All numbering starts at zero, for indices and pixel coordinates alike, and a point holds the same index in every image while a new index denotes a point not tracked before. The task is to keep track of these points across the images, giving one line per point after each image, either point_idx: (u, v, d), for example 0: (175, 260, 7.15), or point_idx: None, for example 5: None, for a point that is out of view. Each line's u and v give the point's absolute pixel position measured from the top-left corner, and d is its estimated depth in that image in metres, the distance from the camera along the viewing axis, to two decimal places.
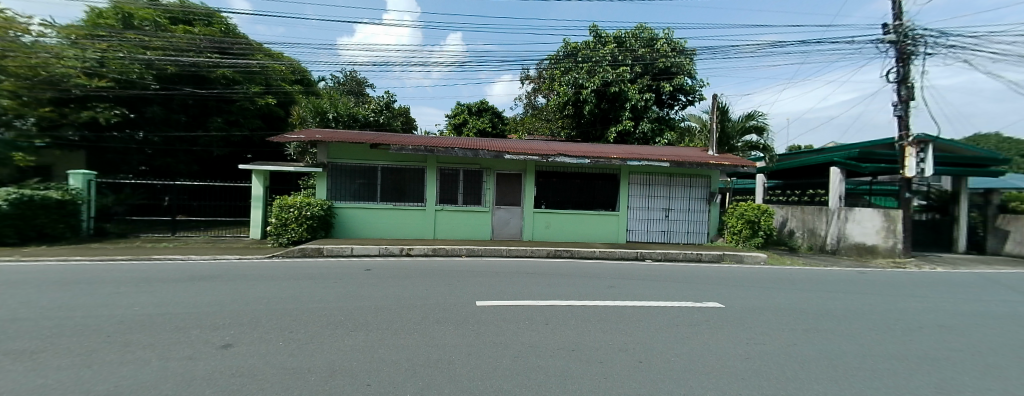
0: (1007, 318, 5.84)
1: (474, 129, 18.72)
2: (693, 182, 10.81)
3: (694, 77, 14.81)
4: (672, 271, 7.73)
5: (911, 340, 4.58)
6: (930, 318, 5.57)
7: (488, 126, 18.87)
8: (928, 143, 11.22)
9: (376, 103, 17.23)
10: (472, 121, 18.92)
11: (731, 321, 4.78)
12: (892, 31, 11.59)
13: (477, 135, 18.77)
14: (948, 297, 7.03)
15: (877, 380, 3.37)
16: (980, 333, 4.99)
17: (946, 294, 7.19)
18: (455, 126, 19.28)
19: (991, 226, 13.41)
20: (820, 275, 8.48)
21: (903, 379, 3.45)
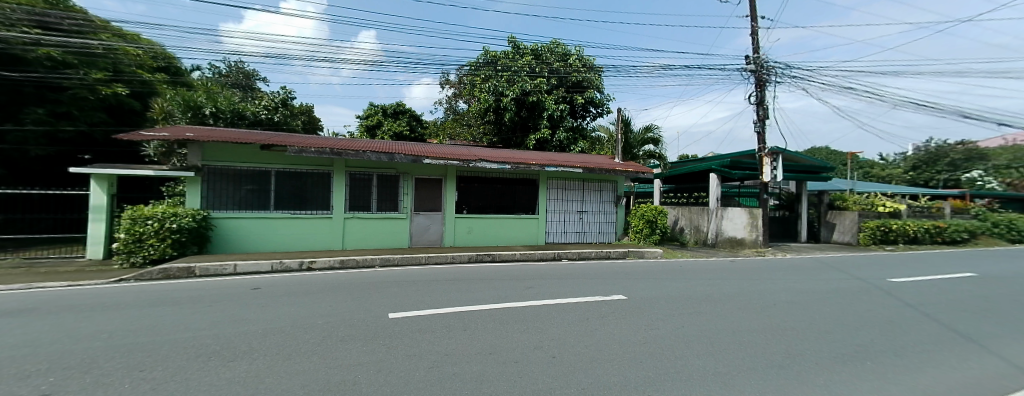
0: (826, 292, 7.53)
1: (390, 132, 17.81)
2: (603, 186, 11.81)
3: (602, 91, 16.17)
4: (586, 269, 8.33)
5: (765, 315, 5.62)
6: (777, 296, 6.91)
7: (407, 129, 18.16)
8: (779, 154, 13.96)
9: (268, 100, 15.53)
10: (388, 124, 18.06)
11: (632, 312, 5.29)
12: (752, 62, 14.22)
13: (393, 138, 17.95)
14: (791, 278, 8.80)
15: (742, 351, 4.06)
16: (812, 305, 6.35)
17: (791, 276, 9.02)
18: (368, 127, 18.23)
19: (823, 220, 17.26)
20: (704, 265, 9.93)
21: (759, 347, 4.22)
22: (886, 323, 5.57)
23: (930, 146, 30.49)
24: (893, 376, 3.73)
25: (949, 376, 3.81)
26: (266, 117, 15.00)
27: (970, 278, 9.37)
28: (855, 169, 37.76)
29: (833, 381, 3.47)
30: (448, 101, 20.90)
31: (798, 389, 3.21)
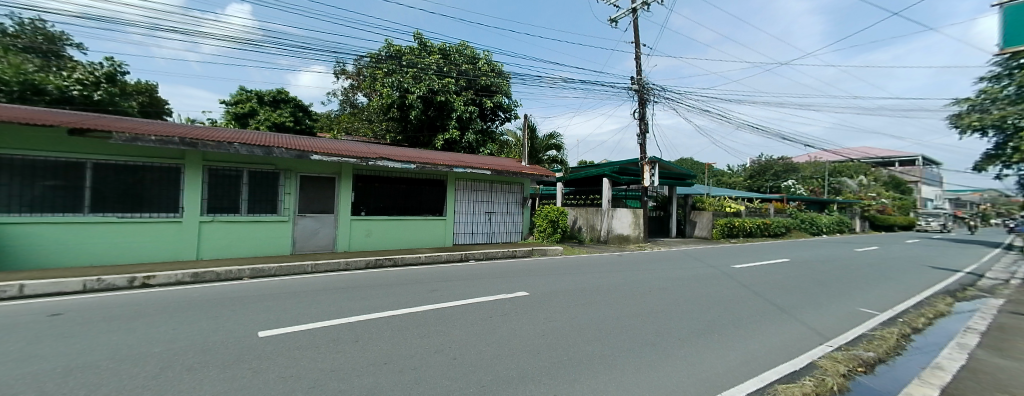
0: (687, 279, 9.07)
1: (268, 122, 15.55)
2: (509, 188, 12.23)
3: (510, 97, 16.67)
4: (492, 269, 8.50)
5: (641, 301, 6.49)
6: (651, 284, 8.07)
7: (292, 121, 16.13)
8: (656, 164, 16.32)
9: (82, 71, 12.15)
10: (265, 113, 15.73)
11: (532, 307, 5.56)
12: (637, 83, 16.36)
13: (272, 130, 15.67)
14: (662, 268, 10.36)
15: (623, 335, 4.61)
16: (676, 291, 7.58)
17: (664, 267, 10.63)
18: (238, 116, 15.68)
19: (688, 218, 20.90)
20: (596, 260, 11.04)
21: (637, 331, 4.85)
22: (725, 302, 6.95)
23: (759, 161, 39.02)
24: (729, 344, 4.68)
25: (763, 340, 4.92)
26: (79, 93, 11.70)
27: (781, 263, 12.30)
28: (712, 177, 46.35)
29: (690, 354, 4.19)
30: (347, 93, 19.22)
31: (665, 364, 3.79)
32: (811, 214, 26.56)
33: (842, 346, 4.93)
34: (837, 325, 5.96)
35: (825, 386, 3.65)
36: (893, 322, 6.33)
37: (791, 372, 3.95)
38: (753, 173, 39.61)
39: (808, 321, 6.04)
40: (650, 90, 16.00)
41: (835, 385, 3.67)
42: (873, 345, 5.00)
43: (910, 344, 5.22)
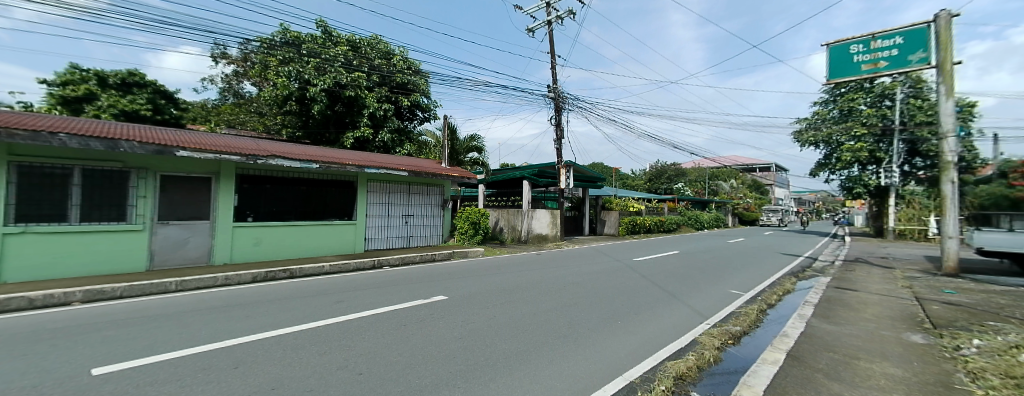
0: (596, 273, 9.89)
1: (113, 109, 12.29)
2: (428, 190, 11.91)
3: (429, 97, 16.24)
4: (408, 274, 8.16)
5: (554, 297, 6.86)
6: (564, 280, 8.59)
7: (149, 109, 13.24)
8: (571, 167, 17.38)
9: None
10: (109, 98, 12.50)
11: (448, 311, 5.48)
12: (553, 91, 17.32)
13: (120, 120, 12.47)
14: (575, 264, 11.12)
15: (537, 331, 4.82)
16: (586, 285, 8.19)
17: (577, 263, 11.40)
18: (64, 99, 12.30)
19: (601, 218, 22.74)
20: (516, 260, 11.36)
21: (551, 325, 5.10)
22: (627, 291, 7.73)
23: (656, 166, 44.40)
24: (630, 330, 5.22)
25: (657, 324, 5.59)
26: None
27: (673, 255, 14.14)
28: (619, 180, 51.31)
29: (597, 343, 4.57)
30: (232, 80, 16.64)
31: (576, 354, 4.07)
32: (695, 212, 31.04)
33: (717, 323, 5.88)
34: (713, 305, 7.06)
35: (704, 358, 4.32)
36: (753, 300, 7.73)
37: (679, 350, 4.58)
38: (651, 177, 44.88)
39: (692, 304, 7.05)
40: (564, 99, 17.10)
41: (711, 357, 4.35)
42: (740, 320, 6.06)
43: (763, 317, 6.43)
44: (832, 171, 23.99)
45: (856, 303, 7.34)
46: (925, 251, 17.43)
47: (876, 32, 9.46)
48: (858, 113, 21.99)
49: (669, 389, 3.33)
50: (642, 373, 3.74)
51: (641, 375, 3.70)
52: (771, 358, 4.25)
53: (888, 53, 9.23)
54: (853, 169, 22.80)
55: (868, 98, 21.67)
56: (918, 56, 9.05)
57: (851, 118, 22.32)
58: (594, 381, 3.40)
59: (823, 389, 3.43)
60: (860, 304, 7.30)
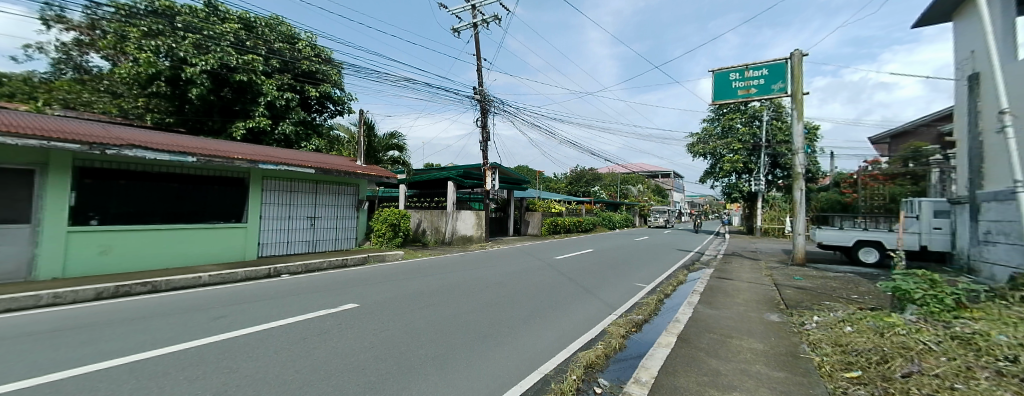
0: (516, 272, 10.21)
1: None
2: (340, 190, 11.07)
3: (342, 88, 15.10)
4: (315, 282, 7.47)
5: (473, 298, 6.89)
6: (486, 280, 8.71)
7: None
8: (497, 169, 17.67)
9: None
10: None
11: (358, 319, 5.16)
12: (478, 93, 17.44)
13: None
14: (497, 264, 11.34)
15: (455, 333, 4.79)
16: (507, 285, 8.41)
17: (500, 264, 11.64)
18: None
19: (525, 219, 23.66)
20: (438, 262, 11.13)
21: (470, 327, 5.12)
22: (544, 288, 8.15)
23: (576, 170, 47.51)
24: (545, 326, 5.49)
25: (573, 319, 5.99)
26: None
27: (588, 253, 15.26)
28: (543, 183, 53.65)
29: (515, 340, 4.71)
30: (69, 49, 12.93)
31: (494, 353, 4.16)
32: (609, 213, 33.98)
33: (623, 313, 6.52)
34: (621, 298, 7.80)
35: (610, 346, 4.77)
36: (652, 291, 8.74)
37: (590, 340, 4.98)
38: (571, 180, 47.61)
39: (602, 297, 7.70)
40: (490, 102, 17.38)
41: (616, 344, 4.81)
42: (642, 310, 6.82)
43: (660, 306, 7.30)
44: (716, 178, 28.23)
45: (730, 290, 8.77)
46: (780, 245, 21.54)
47: (748, 64, 11.56)
48: (735, 131, 26.51)
49: (579, 378, 3.60)
50: (556, 366, 3.98)
51: (554, 367, 3.94)
52: (665, 341, 4.86)
53: (757, 82, 11.35)
54: (732, 177, 27.15)
55: (743, 118, 26.22)
56: (778, 86, 11.27)
57: (730, 135, 26.80)
58: (511, 378, 3.52)
59: (703, 365, 4.05)
60: (734, 291, 8.73)
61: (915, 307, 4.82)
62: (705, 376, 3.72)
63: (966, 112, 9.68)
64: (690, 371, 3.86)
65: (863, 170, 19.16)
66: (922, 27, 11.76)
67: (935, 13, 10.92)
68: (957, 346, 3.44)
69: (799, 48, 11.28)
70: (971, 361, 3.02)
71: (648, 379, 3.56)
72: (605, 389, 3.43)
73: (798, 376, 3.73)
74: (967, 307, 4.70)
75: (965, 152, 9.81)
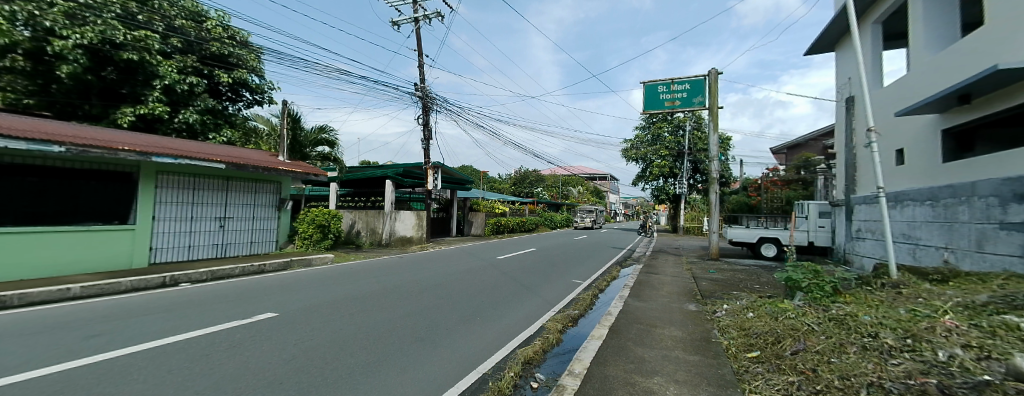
0: (457, 272, 10.14)
1: None
2: (258, 187, 10.10)
3: (260, 76, 13.76)
4: (229, 290, 6.73)
5: (412, 301, 6.72)
6: (425, 282, 8.53)
7: None
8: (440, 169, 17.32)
9: None
10: None
11: (277, 329, 4.73)
12: (419, 90, 16.96)
13: None
14: (438, 266, 11.13)
15: (391, 338, 4.64)
16: (446, 285, 8.32)
17: (442, 265, 11.47)
18: None
19: (468, 219, 23.56)
20: (375, 265, 10.61)
21: (407, 331, 4.99)
22: (486, 288, 8.22)
23: (520, 171, 48.47)
24: (486, 326, 5.53)
25: (513, 317, 6.11)
26: None
27: (530, 253, 15.64)
28: (487, 183, 53.89)
29: (453, 342, 4.68)
30: None
31: (431, 356, 4.09)
32: (550, 213, 35.17)
33: (561, 309, 6.81)
34: (559, 294, 8.15)
35: (548, 341, 4.96)
36: (588, 287, 9.26)
37: (529, 337, 5.14)
38: (515, 181, 48.20)
39: (542, 295, 7.97)
40: (432, 99, 16.98)
41: (553, 339, 5.02)
42: (578, 305, 7.20)
43: (594, 301, 7.74)
44: (647, 181, 30.58)
45: (656, 284, 9.57)
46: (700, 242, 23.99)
47: (673, 78, 12.76)
48: (662, 138, 29.06)
49: (517, 375, 3.69)
50: (494, 364, 4.03)
51: (493, 366, 3.99)
52: (598, 334, 5.17)
53: (680, 94, 12.60)
54: (660, 181, 29.60)
55: (669, 127, 28.85)
56: (698, 100, 12.59)
57: (658, 142, 29.35)
58: (448, 380, 3.50)
59: (631, 354, 4.40)
60: (659, 284, 9.58)
61: (803, 293, 5.79)
62: (633, 363, 4.05)
63: (844, 129, 11.75)
64: (619, 359, 4.17)
65: (766, 177, 22.37)
66: (813, 54, 13.97)
67: (822, 43, 13.02)
68: (832, 324, 4.16)
69: (716, 67, 12.73)
70: (839, 336, 3.67)
71: (581, 370, 3.78)
72: (541, 383, 3.57)
73: (709, 358, 4.22)
74: (842, 293, 5.67)
75: (843, 161, 11.91)
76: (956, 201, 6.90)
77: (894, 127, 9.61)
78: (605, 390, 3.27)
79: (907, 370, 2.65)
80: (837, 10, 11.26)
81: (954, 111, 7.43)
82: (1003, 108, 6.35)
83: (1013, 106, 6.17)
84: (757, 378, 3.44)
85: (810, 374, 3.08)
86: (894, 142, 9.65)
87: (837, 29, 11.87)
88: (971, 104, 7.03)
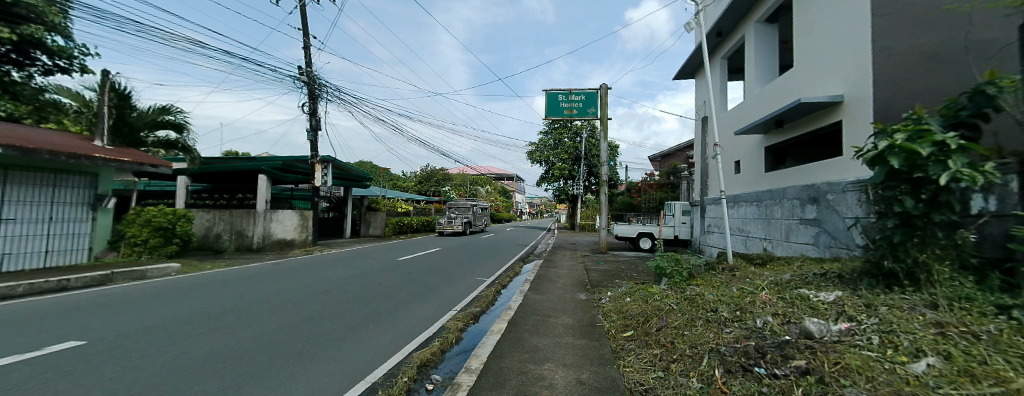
0: (351, 277, 9.37)
1: None
2: (63, 180, 7.96)
3: (67, 36, 10.55)
4: (16, 314, 5.06)
5: (293, 312, 5.99)
6: (309, 290, 7.66)
7: None
8: (330, 163, 15.66)
9: None
10: None
11: (91, 360, 3.71)
12: (305, 74, 15.09)
13: None
14: (328, 270, 10.09)
15: (262, 356, 4.06)
16: (336, 292, 7.62)
17: (336, 269, 10.47)
18: None
19: (364, 219, 21.82)
20: (245, 274, 9.06)
21: (285, 345, 4.44)
22: (382, 291, 7.80)
23: (427, 168, 47.18)
24: (380, 331, 5.25)
25: (412, 320, 5.93)
26: None
27: (434, 253, 15.27)
28: (391, 180, 51.03)
29: (341, 352, 4.32)
30: None
31: (311, 371, 3.70)
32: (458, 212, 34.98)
33: (462, 308, 6.85)
34: (462, 293, 8.19)
35: (447, 341, 4.94)
36: (491, 284, 9.53)
37: (427, 339, 5.03)
38: (422, 179, 46.15)
39: (443, 294, 7.91)
40: (320, 85, 15.25)
41: (453, 339, 5.03)
42: (480, 302, 7.34)
43: (495, 297, 7.95)
44: (549, 182, 32.55)
45: (554, 277, 10.27)
46: (593, 238, 26.54)
47: (571, 88, 13.93)
48: (562, 143, 31.56)
49: (411, 379, 3.57)
50: (385, 372, 3.83)
51: (384, 373, 3.81)
52: (497, 328, 5.33)
53: (576, 104, 13.83)
54: (561, 182, 31.78)
55: (568, 133, 31.47)
56: (593, 110, 13.95)
57: (558, 146, 31.79)
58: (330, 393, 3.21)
59: (526, 344, 4.67)
60: (556, 277, 10.36)
61: (667, 278, 6.97)
62: (527, 353, 4.30)
63: (701, 144, 14.36)
64: (515, 351, 4.37)
65: (644, 181, 26.11)
66: (679, 79, 16.73)
67: (684, 71, 15.70)
68: (685, 303, 5.05)
69: (605, 83, 14.33)
70: (690, 312, 4.48)
71: (477, 366, 3.85)
72: (436, 384, 3.53)
73: (592, 341, 4.74)
74: (695, 277, 6.95)
75: (699, 169, 14.57)
76: (773, 202, 9.11)
77: (734, 144, 12.16)
78: (499, 382, 3.39)
79: (733, 336, 3.37)
80: (696, 45, 13.68)
81: (773, 133, 9.72)
82: (801, 132, 8.51)
83: (806, 132, 8.36)
84: (630, 354, 4.02)
85: (669, 346, 3.74)
86: (734, 156, 12.21)
87: (694, 59, 14.45)
88: (782, 129, 9.27)
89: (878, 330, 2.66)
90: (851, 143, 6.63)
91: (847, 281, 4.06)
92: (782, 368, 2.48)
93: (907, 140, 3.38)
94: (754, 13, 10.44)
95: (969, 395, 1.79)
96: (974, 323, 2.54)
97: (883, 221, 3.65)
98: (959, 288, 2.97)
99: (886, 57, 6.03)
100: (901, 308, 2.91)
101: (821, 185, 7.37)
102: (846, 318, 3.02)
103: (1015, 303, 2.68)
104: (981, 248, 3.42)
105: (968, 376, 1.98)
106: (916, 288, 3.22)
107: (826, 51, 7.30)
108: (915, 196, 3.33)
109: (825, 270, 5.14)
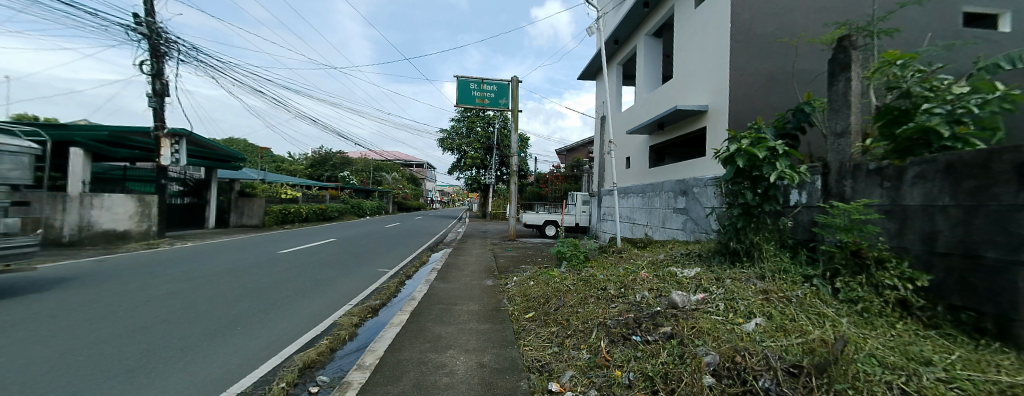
0: (219, 271, 7.73)
1: None
2: None
3: None
4: None
5: (128, 315, 4.61)
6: (154, 287, 6.04)
7: None
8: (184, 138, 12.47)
9: None
10: None
11: None
12: (144, 23, 11.77)
13: None
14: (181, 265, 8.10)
15: (65, 375, 2.94)
16: (195, 288, 6.19)
17: (195, 262, 8.52)
18: None
19: (234, 207, 18.42)
20: (47, 274, 6.73)
21: (106, 361, 3.30)
22: (259, 288, 6.59)
23: (324, 150, 42.10)
24: (254, 333, 4.37)
25: (298, 317, 5.11)
26: None
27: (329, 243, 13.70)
28: (275, 163, 44.09)
29: (197, 361, 3.43)
30: None
31: (152, 384, 2.84)
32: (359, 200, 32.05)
33: (359, 302, 6.19)
34: (360, 286, 7.42)
35: (338, 339, 4.36)
36: (395, 275, 8.91)
37: (314, 338, 4.37)
38: (314, 163, 40.88)
39: (337, 288, 7.06)
40: (168, 41, 12.10)
41: (346, 335, 4.47)
42: (380, 294, 6.75)
43: (399, 288, 7.43)
44: (461, 171, 32.03)
45: (461, 265, 10.07)
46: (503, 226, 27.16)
47: (483, 78, 13.70)
48: (475, 132, 31.31)
49: (289, 384, 2.97)
50: (257, 379, 3.14)
51: (255, 381, 3.08)
52: (397, 321, 4.90)
53: (488, 94, 13.70)
54: (472, 171, 31.54)
55: (480, 123, 31.28)
56: (503, 102, 14.01)
57: (470, 135, 31.41)
58: None
59: (428, 333, 4.41)
60: (463, 265, 10.20)
61: (566, 261, 7.37)
62: (428, 343, 4.03)
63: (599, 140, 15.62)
64: (416, 342, 4.08)
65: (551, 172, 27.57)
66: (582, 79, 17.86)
67: (586, 73, 16.81)
68: (581, 283, 5.37)
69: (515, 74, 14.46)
70: (585, 292, 4.74)
71: (371, 362, 3.44)
72: (322, 386, 3.01)
73: (495, 325, 4.71)
74: (590, 260, 7.45)
75: (596, 162, 15.82)
76: (653, 193, 10.35)
77: (626, 141, 13.51)
78: (396, 375, 3.07)
79: (617, 310, 3.60)
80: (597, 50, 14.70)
81: (656, 134, 10.99)
82: (677, 135, 9.79)
83: (681, 135, 9.64)
84: (528, 335, 4.07)
85: (565, 323, 3.90)
86: (625, 152, 13.57)
87: (595, 62, 15.53)
88: (664, 130, 10.54)
89: (723, 298, 3.09)
90: (714, 145, 7.83)
91: (704, 260, 4.71)
92: (653, 335, 2.71)
93: (749, 145, 4.00)
94: (645, 26, 11.59)
95: (783, 346, 2.17)
96: (787, 289, 3.11)
97: (730, 210, 4.31)
98: (780, 262, 3.64)
99: (740, 75, 7.27)
100: (740, 280, 3.45)
101: (689, 180, 8.59)
102: (702, 289, 3.50)
103: (814, 272, 3.32)
104: (794, 231, 4.22)
105: (784, 331, 2.42)
106: (751, 263, 3.88)
107: (697, 66, 8.47)
108: (753, 190, 3.99)
109: (690, 251, 5.94)
